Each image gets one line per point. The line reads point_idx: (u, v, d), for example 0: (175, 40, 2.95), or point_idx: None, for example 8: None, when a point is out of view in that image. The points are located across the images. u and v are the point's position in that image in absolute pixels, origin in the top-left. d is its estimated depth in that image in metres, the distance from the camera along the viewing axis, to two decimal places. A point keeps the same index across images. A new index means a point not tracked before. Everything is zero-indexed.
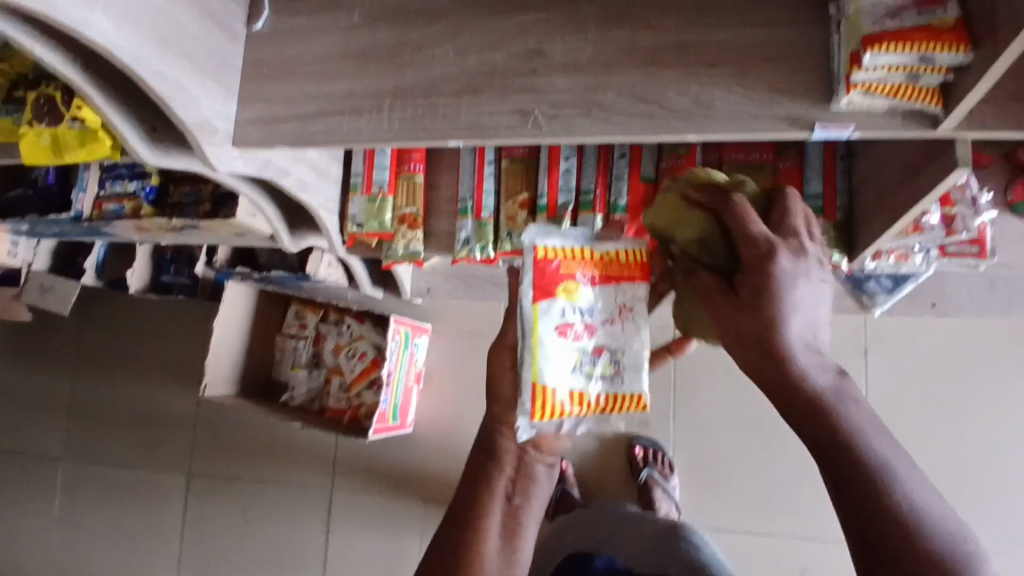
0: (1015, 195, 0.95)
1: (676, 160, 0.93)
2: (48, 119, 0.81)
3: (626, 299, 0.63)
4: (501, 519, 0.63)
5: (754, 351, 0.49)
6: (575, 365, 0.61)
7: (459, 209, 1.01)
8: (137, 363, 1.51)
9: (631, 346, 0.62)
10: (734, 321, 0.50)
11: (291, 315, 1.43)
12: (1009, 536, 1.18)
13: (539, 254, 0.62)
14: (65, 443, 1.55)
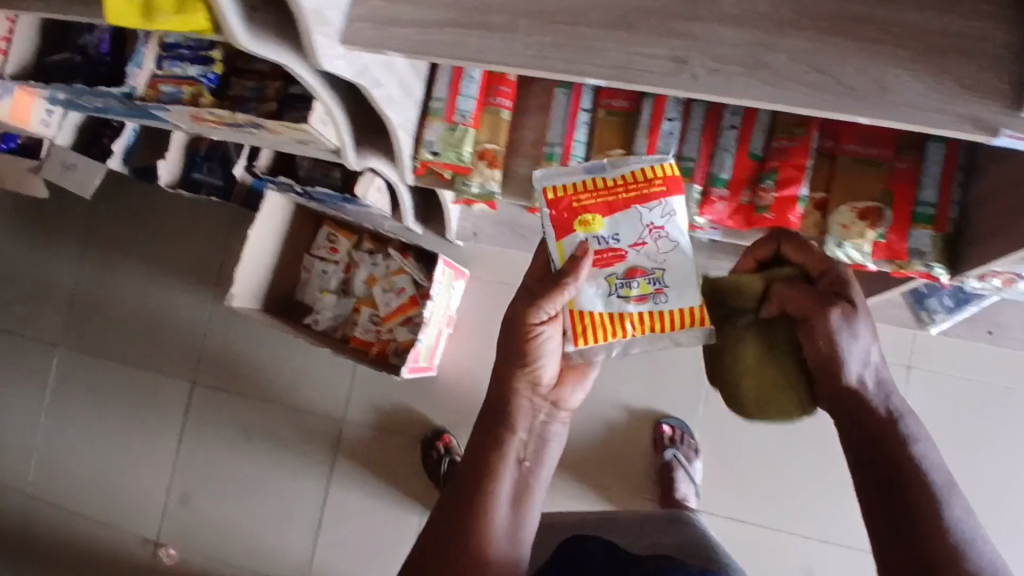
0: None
1: (789, 141, 0.87)
2: None
3: (652, 219, 0.68)
4: (512, 478, 0.67)
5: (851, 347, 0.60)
6: (610, 289, 0.68)
7: (545, 154, 0.95)
8: (151, 259, 1.44)
9: (669, 268, 0.68)
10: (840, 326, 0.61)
11: (322, 236, 1.37)
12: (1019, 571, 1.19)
13: (549, 197, 0.70)
14: (65, 330, 1.48)
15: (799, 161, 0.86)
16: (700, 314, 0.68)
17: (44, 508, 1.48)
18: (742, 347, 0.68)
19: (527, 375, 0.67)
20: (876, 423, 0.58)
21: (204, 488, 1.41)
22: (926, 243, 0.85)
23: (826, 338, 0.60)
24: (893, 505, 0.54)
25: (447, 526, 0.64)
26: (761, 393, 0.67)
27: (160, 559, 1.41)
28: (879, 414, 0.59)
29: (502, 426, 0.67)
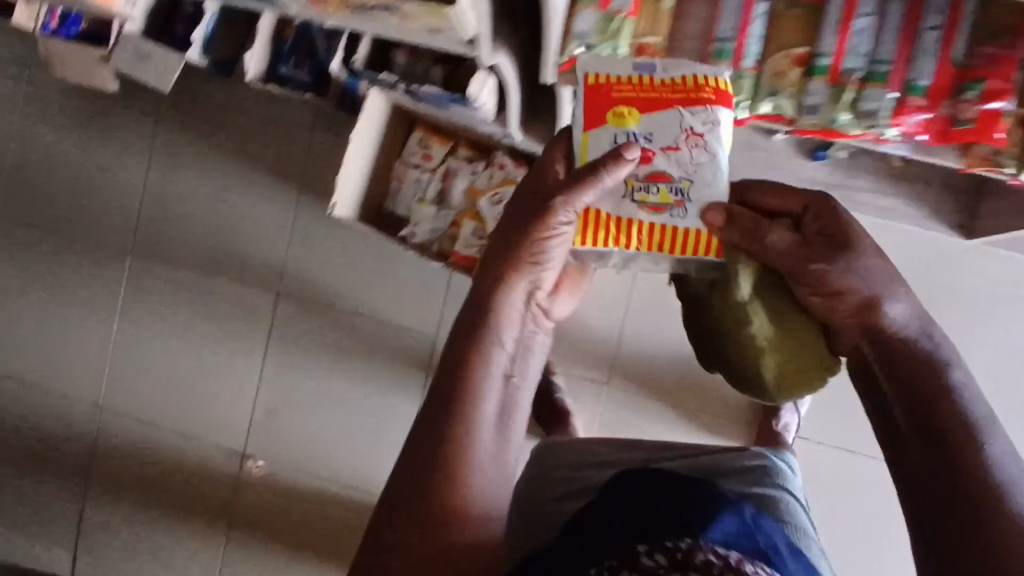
0: None
1: (998, 47, 0.77)
2: None
3: (693, 124, 0.66)
4: (499, 391, 0.60)
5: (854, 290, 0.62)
6: (627, 192, 0.67)
7: (714, 51, 0.84)
8: (230, 160, 1.38)
9: (693, 180, 0.67)
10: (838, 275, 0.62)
11: (413, 142, 1.28)
12: None
13: (588, 81, 0.68)
14: (136, 234, 1.41)
15: (1009, 71, 0.77)
16: (712, 244, 0.67)
17: (117, 420, 1.44)
18: (750, 329, 0.73)
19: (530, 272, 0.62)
20: (904, 355, 0.61)
21: (292, 400, 1.40)
22: None
23: (823, 280, 0.63)
24: (920, 438, 0.57)
25: (432, 438, 0.58)
26: (782, 367, 0.74)
27: (247, 470, 1.41)
28: (900, 338, 0.61)
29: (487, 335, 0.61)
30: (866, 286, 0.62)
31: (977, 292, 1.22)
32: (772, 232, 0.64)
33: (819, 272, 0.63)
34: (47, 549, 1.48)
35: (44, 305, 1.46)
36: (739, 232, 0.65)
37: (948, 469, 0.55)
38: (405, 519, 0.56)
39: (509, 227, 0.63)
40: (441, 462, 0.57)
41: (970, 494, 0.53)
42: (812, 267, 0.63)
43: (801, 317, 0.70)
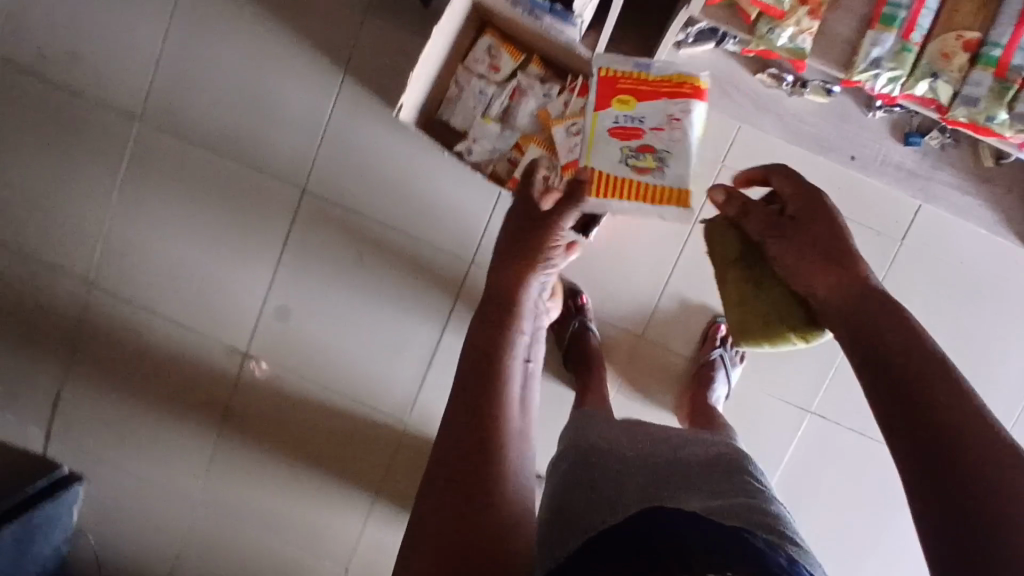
0: None
1: None
2: None
3: None
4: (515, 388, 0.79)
5: (830, 260, 0.71)
6: None
7: (882, 16, 0.77)
8: (264, 33, 1.22)
9: None
10: (813, 242, 0.73)
11: (480, 47, 1.15)
12: None
13: None
14: (146, 100, 1.25)
15: None
16: None
17: (109, 300, 1.33)
18: (727, 286, 0.86)
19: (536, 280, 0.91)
20: (885, 325, 0.63)
21: (308, 305, 1.31)
22: None
23: (788, 252, 0.75)
24: (908, 418, 0.56)
25: (472, 406, 0.75)
26: (753, 326, 0.82)
27: (250, 370, 1.33)
28: (878, 301, 0.65)
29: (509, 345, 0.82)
30: (823, 258, 0.71)
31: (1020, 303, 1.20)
32: (755, 211, 0.80)
33: (783, 246, 0.75)
34: (21, 422, 1.39)
35: (38, 161, 1.29)
36: (733, 210, 0.83)
37: (920, 403, 0.56)
38: (445, 490, 0.69)
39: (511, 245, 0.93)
40: (478, 424, 0.73)
41: (972, 470, 0.51)
42: (773, 240, 0.76)
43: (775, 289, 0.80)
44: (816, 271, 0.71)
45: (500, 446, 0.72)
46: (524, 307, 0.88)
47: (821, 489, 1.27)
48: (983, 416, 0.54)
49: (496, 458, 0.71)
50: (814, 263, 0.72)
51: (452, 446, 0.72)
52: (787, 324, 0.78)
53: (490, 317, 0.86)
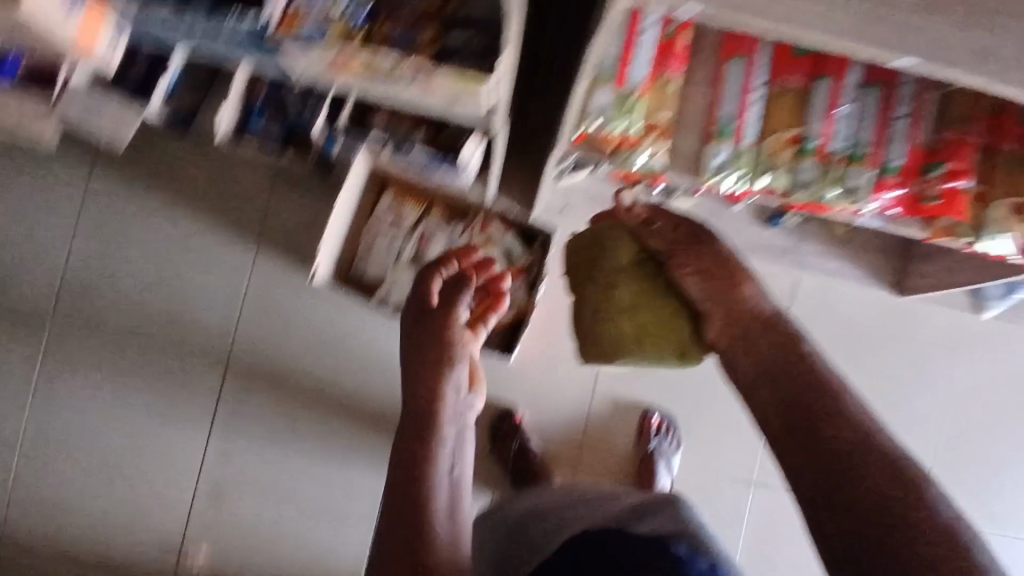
0: None
1: (957, 132, 0.90)
2: None
3: None
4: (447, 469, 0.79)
5: (737, 278, 0.70)
6: None
7: (717, 129, 0.91)
8: (174, 220, 1.27)
9: None
10: (720, 263, 0.71)
11: (385, 205, 1.24)
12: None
13: None
14: (56, 303, 1.26)
15: (967, 152, 0.89)
16: None
17: (28, 512, 1.25)
18: (620, 287, 0.79)
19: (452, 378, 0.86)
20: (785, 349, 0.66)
21: (242, 478, 1.27)
22: None
23: (692, 265, 0.72)
24: (789, 437, 0.60)
25: (396, 539, 0.72)
26: (632, 330, 0.78)
27: (189, 561, 1.27)
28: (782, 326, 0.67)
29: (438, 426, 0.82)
30: (729, 281, 0.70)
31: (896, 344, 1.37)
32: (656, 226, 0.76)
33: (683, 260, 0.73)
34: None
35: None
36: (634, 217, 0.78)
37: (807, 422, 0.60)
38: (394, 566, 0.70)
39: (414, 336, 0.90)
40: (413, 502, 0.74)
41: (853, 492, 0.56)
42: (679, 254, 0.73)
43: (665, 298, 0.77)
44: (721, 288, 0.70)
45: (433, 555, 0.70)
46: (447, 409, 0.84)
47: (770, 546, 1.34)
48: (869, 434, 0.58)
49: (429, 532, 0.72)
50: (720, 279, 0.70)
51: (393, 527, 0.73)
52: (673, 339, 0.76)
53: (410, 428, 0.81)
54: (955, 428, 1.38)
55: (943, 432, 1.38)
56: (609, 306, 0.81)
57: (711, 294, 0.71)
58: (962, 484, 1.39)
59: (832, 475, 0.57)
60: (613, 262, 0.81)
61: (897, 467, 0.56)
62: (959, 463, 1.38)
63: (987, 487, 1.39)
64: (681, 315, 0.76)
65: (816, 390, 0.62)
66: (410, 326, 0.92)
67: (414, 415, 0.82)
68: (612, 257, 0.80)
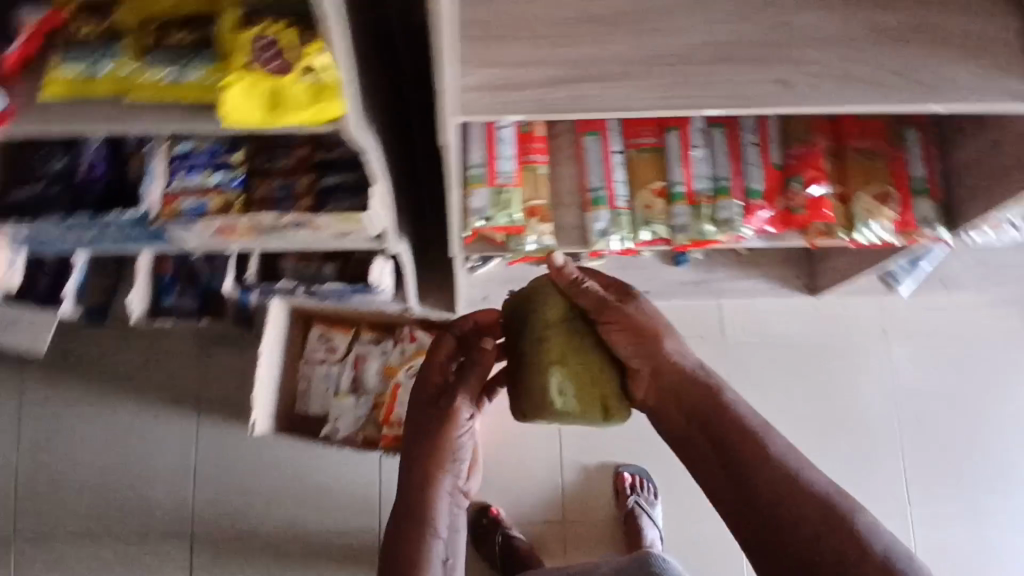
0: None
1: (803, 147, 0.98)
2: (272, 66, 0.57)
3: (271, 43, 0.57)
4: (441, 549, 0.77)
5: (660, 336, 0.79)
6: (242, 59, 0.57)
7: (591, 199, 0.98)
8: (115, 404, 1.29)
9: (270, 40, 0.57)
10: (644, 326, 0.80)
11: (314, 337, 1.27)
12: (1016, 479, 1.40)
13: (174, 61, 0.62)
14: (12, 516, 1.26)
15: (817, 161, 0.97)
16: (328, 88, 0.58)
17: None
18: (551, 340, 0.83)
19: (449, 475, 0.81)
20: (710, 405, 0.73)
21: None
22: (931, 213, 0.99)
23: (620, 324, 0.80)
24: (731, 492, 0.68)
25: None
26: (562, 382, 0.82)
27: None
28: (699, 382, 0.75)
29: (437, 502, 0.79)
30: (652, 342, 0.79)
31: (831, 342, 1.41)
32: (585, 288, 0.83)
33: (612, 322, 0.81)
34: None
35: None
36: (564, 279, 0.84)
37: (744, 476, 0.67)
38: None
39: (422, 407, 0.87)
40: None
41: (789, 534, 0.63)
42: (610, 314, 0.81)
43: (593, 351, 0.83)
44: (645, 347, 0.79)
45: None
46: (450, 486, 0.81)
47: None
48: (799, 479, 0.65)
49: None
50: (642, 340, 0.79)
51: None
52: (600, 390, 0.82)
53: (407, 500, 0.79)
54: (915, 405, 1.41)
55: (905, 412, 1.40)
56: (544, 358, 0.83)
57: (638, 352, 0.80)
58: (940, 460, 1.39)
59: (762, 521, 0.65)
60: (547, 319, 0.85)
61: (832, 508, 0.63)
62: (929, 439, 1.40)
63: (964, 457, 1.40)
64: (607, 368, 0.83)
65: (741, 441, 0.69)
66: (412, 418, 0.87)
67: (407, 512, 0.78)
68: (544, 313, 0.85)
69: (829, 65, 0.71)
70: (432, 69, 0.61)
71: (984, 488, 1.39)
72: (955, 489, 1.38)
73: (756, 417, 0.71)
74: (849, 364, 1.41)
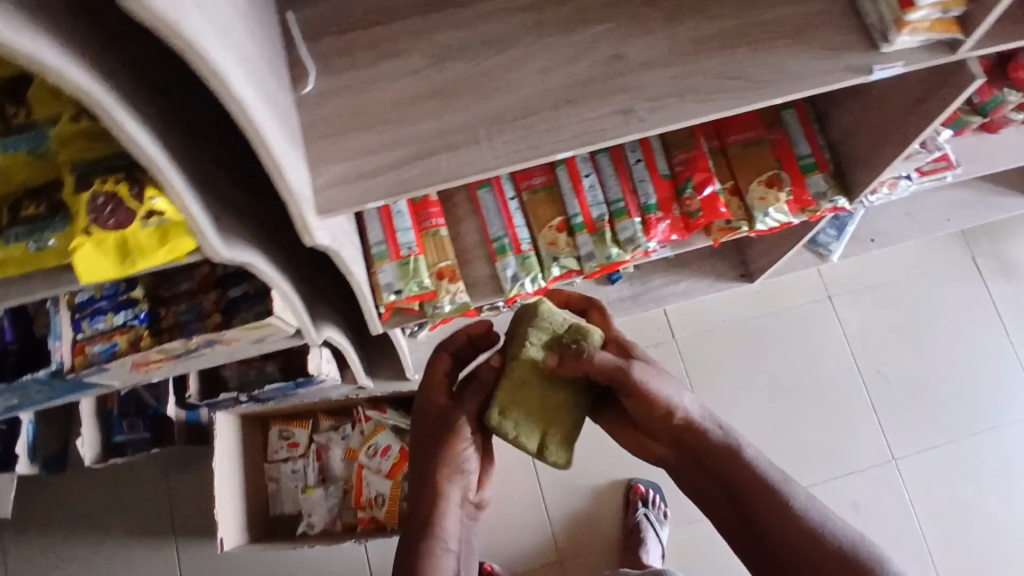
0: (982, 96, 1.02)
1: (687, 152, 1.01)
2: (114, 220, 0.58)
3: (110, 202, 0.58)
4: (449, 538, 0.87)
5: (675, 403, 0.80)
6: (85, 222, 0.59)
7: (496, 249, 0.99)
8: (90, 547, 1.28)
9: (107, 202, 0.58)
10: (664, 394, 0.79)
11: (274, 437, 1.27)
12: (994, 413, 1.40)
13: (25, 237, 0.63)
14: None
15: (703, 163, 0.99)
16: (177, 231, 0.60)
17: None
18: (527, 369, 0.84)
19: (455, 483, 0.88)
20: (726, 461, 0.80)
21: None
22: (823, 185, 1.01)
23: (640, 393, 0.79)
24: (749, 533, 0.79)
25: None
26: (516, 401, 0.84)
27: None
28: (712, 439, 0.80)
29: (440, 500, 0.87)
30: (667, 407, 0.80)
31: (782, 320, 1.42)
32: (601, 355, 0.80)
33: (626, 392, 0.80)
34: None
35: None
36: (570, 360, 0.81)
37: (758, 521, 0.77)
38: None
39: (423, 420, 0.91)
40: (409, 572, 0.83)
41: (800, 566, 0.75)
42: (623, 385, 0.79)
43: (565, 394, 0.86)
44: (660, 411, 0.80)
45: None
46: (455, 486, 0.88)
47: None
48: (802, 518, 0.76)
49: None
50: (656, 407, 0.80)
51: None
52: (553, 431, 0.86)
53: (417, 502, 0.88)
54: (879, 362, 1.41)
55: (870, 372, 1.41)
56: (511, 374, 0.84)
57: (658, 415, 0.81)
58: (915, 412, 1.39)
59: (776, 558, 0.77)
60: (535, 350, 0.84)
61: (832, 542, 0.74)
62: (898, 394, 1.40)
63: (942, 404, 1.40)
64: (575, 419, 0.86)
65: (752, 491, 0.78)
66: (417, 432, 0.92)
67: (419, 517, 0.87)
68: (534, 338, 0.84)
69: (667, 87, 0.73)
70: (274, 184, 0.62)
71: (963, 430, 1.38)
72: (937, 438, 1.38)
73: (765, 465, 0.79)
74: (805, 338, 1.42)
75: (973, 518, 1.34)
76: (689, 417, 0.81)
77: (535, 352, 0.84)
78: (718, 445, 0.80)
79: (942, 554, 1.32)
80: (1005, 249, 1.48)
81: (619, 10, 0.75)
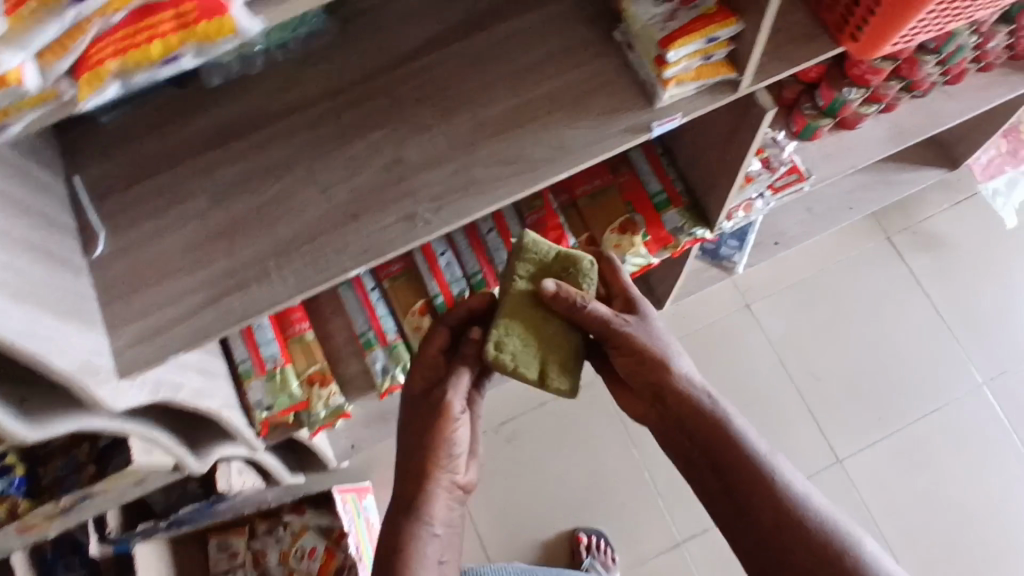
0: (824, 98, 1.00)
1: (537, 213, 0.99)
2: None
3: None
4: (439, 522, 0.74)
5: (662, 360, 0.75)
6: None
7: (363, 344, 1.00)
8: None
9: None
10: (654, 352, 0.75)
11: (213, 548, 1.27)
12: (936, 395, 1.36)
13: None
14: None
15: (554, 222, 0.98)
16: None
17: None
18: (517, 304, 0.79)
19: (442, 469, 0.76)
20: (711, 435, 0.72)
21: None
22: (678, 220, 1.00)
23: (631, 343, 0.75)
24: (731, 514, 0.70)
25: None
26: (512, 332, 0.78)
27: None
28: (704, 408, 0.73)
29: (426, 486, 0.75)
30: (655, 366, 0.75)
31: (705, 336, 1.40)
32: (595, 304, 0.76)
33: (620, 350, 0.77)
34: None
35: None
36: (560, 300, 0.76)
37: (740, 501, 0.69)
38: None
39: (413, 409, 0.82)
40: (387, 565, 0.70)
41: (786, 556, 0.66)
42: (619, 335, 0.76)
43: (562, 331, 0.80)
44: (654, 368, 0.75)
45: None
46: (445, 468, 0.76)
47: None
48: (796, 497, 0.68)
49: None
50: (647, 366, 0.76)
51: None
52: (551, 367, 0.79)
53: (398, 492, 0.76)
54: (808, 362, 1.38)
55: (801, 372, 1.38)
56: (504, 304, 0.79)
57: (650, 370, 0.75)
58: (853, 406, 1.36)
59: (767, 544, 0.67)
60: (526, 289, 0.80)
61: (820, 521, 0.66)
62: (834, 391, 1.37)
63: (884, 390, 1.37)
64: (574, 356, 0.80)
65: (732, 465, 0.70)
66: (406, 414, 0.82)
67: (401, 503, 0.75)
68: (523, 272, 0.80)
69: (450, 183, 0.73)
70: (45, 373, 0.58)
71: (905, 417, 1.35)
72: (884, 428, 1.34)
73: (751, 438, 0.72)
74: (731, 351, 1.39)
75: (939, 504, 1.30)
76: (679, 376, 0.75)
77: (529, 288, 0.80)
78: (703, 415, 0.73)
79: (903, 545, 1.28)
80: (918, 223, 1.46)
81: (394, 112, 0.74)
